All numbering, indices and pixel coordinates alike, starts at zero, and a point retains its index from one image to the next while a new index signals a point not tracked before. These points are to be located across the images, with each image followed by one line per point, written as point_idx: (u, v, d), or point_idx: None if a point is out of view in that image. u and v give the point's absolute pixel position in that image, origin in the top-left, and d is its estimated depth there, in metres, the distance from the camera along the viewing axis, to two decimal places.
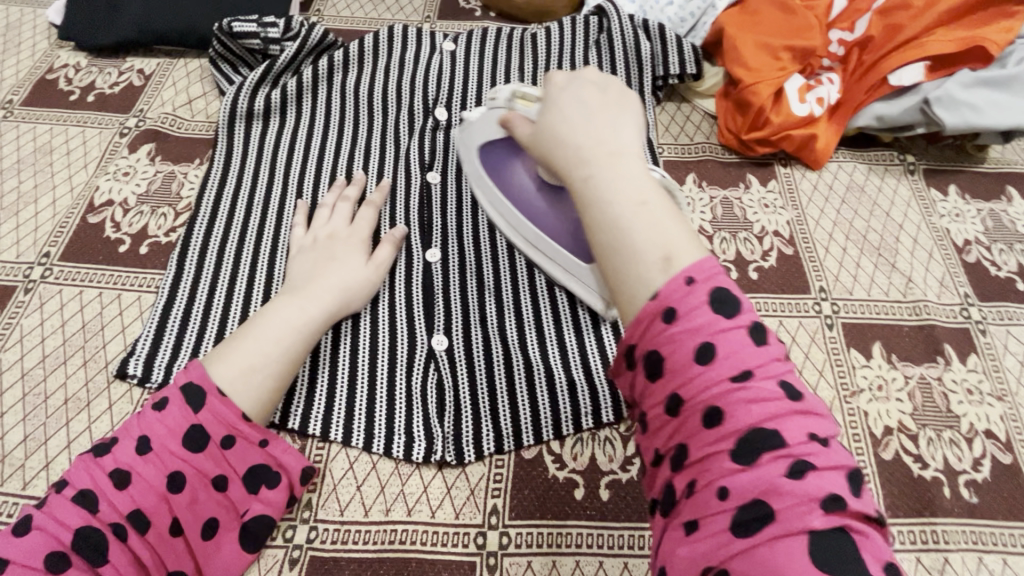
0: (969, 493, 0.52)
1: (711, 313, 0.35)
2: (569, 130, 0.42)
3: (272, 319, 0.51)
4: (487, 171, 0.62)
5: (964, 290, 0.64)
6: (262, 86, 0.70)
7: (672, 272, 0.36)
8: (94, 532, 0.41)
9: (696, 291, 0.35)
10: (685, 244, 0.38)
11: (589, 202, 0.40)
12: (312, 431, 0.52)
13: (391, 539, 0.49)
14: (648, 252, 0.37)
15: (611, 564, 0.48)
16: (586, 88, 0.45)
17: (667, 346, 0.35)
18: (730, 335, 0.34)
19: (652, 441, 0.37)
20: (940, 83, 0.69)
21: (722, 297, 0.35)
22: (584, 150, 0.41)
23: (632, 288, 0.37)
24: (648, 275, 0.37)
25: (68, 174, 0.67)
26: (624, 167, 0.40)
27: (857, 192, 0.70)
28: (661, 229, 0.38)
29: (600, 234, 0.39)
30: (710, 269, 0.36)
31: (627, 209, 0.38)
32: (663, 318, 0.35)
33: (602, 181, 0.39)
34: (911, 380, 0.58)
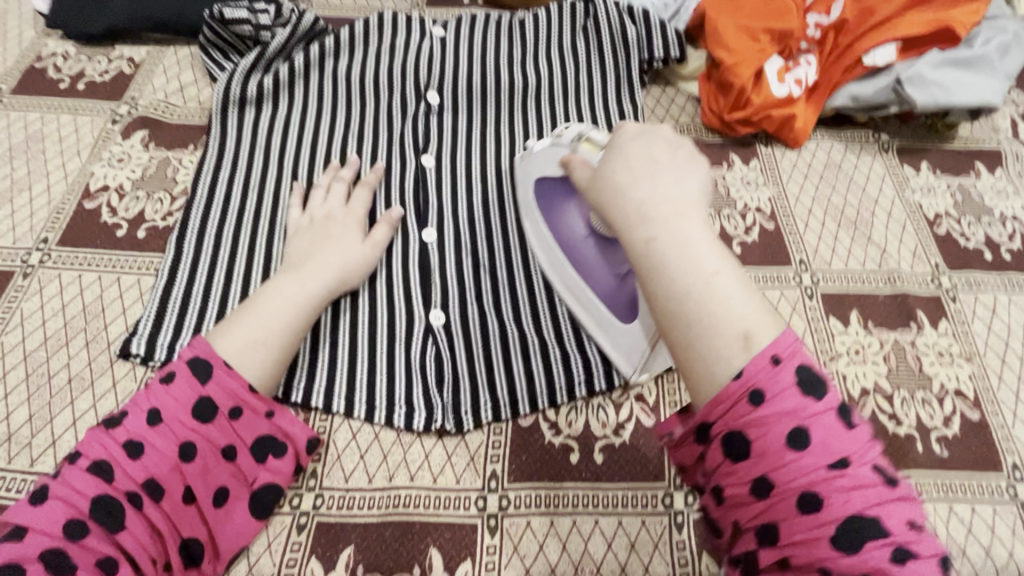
0: (940, 448, 0.55)
1: (801, 398, 0.36)
2: (633, 186, 0.43)
3: (276, 294, 0.53)
4: (541, 207, 0.60)
5: (935, 261, 0.67)
6: (254, 72, 0.71)
7: (753, 351, 0.37)
8: (109, 499, 0.42)
9: (784, 371, 0.37)
10: (760, 319, 0.38)
11: (653, 268, 0.40)
12: (315, 404, 0.54)
13: (395, 504, 0.50)
14: (725, 329, 0.38)
15: (607, 522, 0.50)
16: (656, 143, 0.45)
17: (757, 431, 0.36)
18: (822, 420, 0.36)
19: (733, 512, 0.39)
20: (911, 64, 0.72)
21: (804, 375, 0.37)
22: (649, 209, 0.41)
23: (705, 366, 0.38)
24: (727, 351, 0.37)
25: (62, 160, 0.68)
26: (687, 228, 0.40)
27: (834, 169, 0.73)
28: (735, 305, 0.38)
29: (668, 304, 0.39)
30: (789, 345, 0.38)
31: (697, 279, 0.38)
32: (751, 400, 0.37)
33: (667, 246, 0.40)
34: (886, 345, 0.61)
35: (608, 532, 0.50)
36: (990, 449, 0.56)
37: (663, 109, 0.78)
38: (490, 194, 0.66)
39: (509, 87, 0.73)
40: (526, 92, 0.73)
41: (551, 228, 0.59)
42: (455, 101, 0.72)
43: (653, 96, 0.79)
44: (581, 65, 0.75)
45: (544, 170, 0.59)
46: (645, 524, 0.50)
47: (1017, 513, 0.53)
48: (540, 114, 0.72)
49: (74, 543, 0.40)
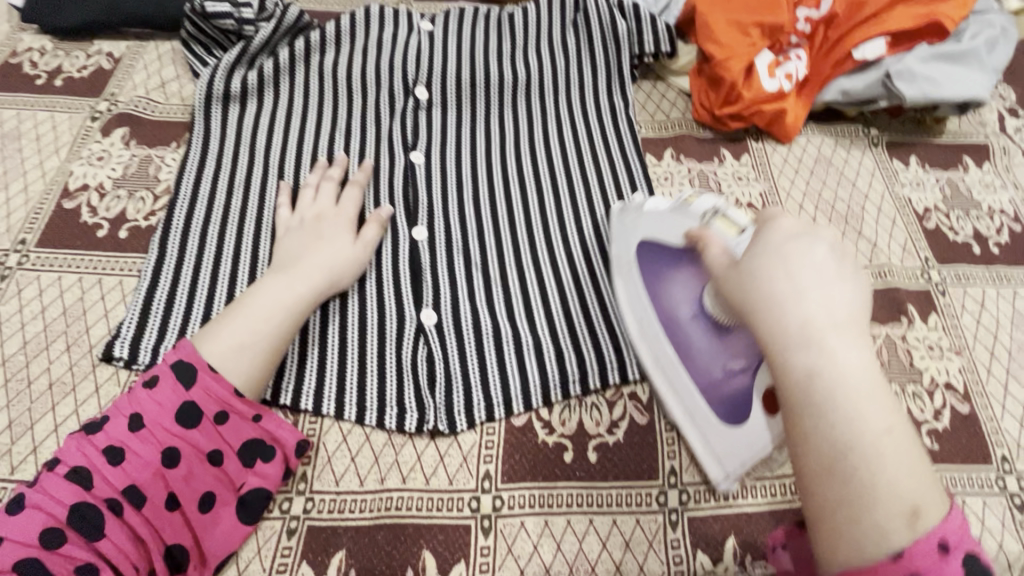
0: (931, 441, 0.56)
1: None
2: (800, 311, 0.40)
3: (263, 294, 0.52)
4: (644, 270, 0.57)
5: (925, 255, 0.67)
6: (238, 67, 0.69)
7: (918, 531, 0.35)
8: (89, 506, 0.42)
9: (951, 561, 0.34)
10: (926, 491, 0.36)
11: (811, 408, 0.38)
12: (304, 406, 0.53)
13: (387, 506, 0.50)
14: (895, 503, 0.35)
15: (602, 521, 0.50)
16: (825, 258, 0.42)
17: None
18: None
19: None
20: (900, 58, 0.72)
21: (970, 566, 0.35)
22: (815, 346, 0.38)
23: (855, 531, 0.35)
24: (892, 528, 0.35)
25: (39, 159, 0.66)
26: (853, 370, 0.38)
27: (825, 164, 0.73)
28: (906, 476, 0.36)
29: (824, 449, 0.37)
30: (959, 531, 0.36)
31: (857, 432, 0.36)
32: None
33: (832, 385, 0.37)
34: (878, 338, 0.61)
35: (603, 531, 0.50)
36: (979, 441, 0.56)
37: (654, 104, 0.77)
38: (481, 190, 0.65)
39: (500, 81, 0.72)
40: (517, 87, 0.72)
41: (653, 296, 0.56)
42: (444, 97, 0.71)
43: (644, 91, 0.78)
44: (572, 59, 0.74)
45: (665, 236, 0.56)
46: (640, 522, 0.50)
47: (1006, 504, 0.53)
48: (531, 109, 0.71)
49: (51, 552, 0.41)
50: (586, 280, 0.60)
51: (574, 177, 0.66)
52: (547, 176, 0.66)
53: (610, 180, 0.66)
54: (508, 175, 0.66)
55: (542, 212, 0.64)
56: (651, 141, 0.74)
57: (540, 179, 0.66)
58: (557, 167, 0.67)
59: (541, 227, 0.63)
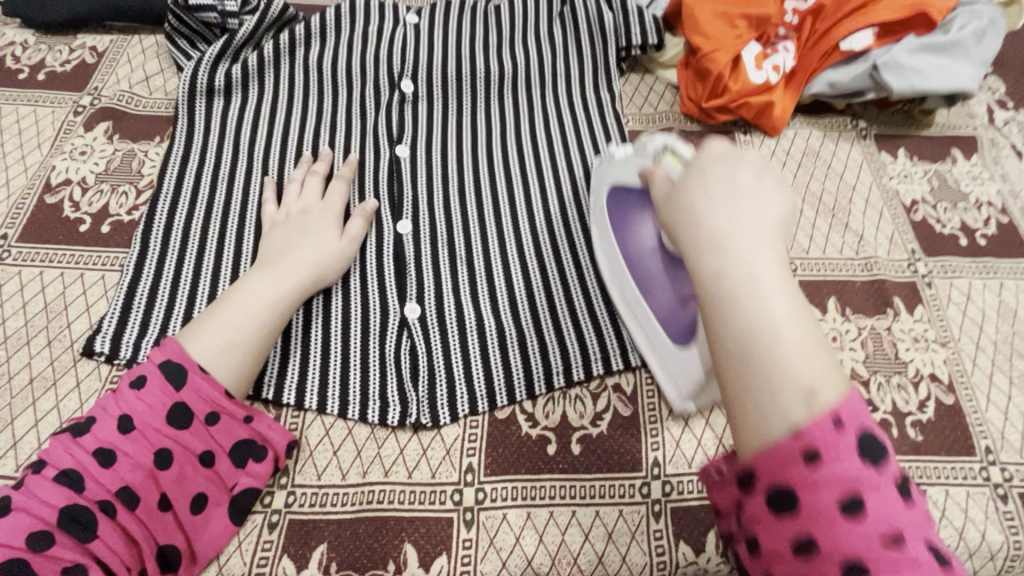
0: (915, 433, 0.56)
1: (862, 465, 0.35)
2: (711, 215, 0.42)
3: (249, 290, 0.52)
4: (613, 210, 0.59)
5: (911, 247, 0.67)
6: (222, 60, 0.69)
7: (816, 410, 0.36)
8: (79, 508, 0.42)
9: (846, 436, 0.36)
10: (826, 375, 0.37)
11: (721, 305, 0.39)
12: (286, 400, 0.53)
13: (369, 500, 0.50)
14: (791, 384, 0.37)
15: (584, 512, 0.50)
16: (743, 170, 0.44)
17: (807, 491, 0.35)
18: (881, 492, 0.35)
19: (769, 564, 0.38)
20: (888, 49, 0.71)
21: (864, 440, 0.36)
22: (723, 244, 0.41)
23: (761, 414, 0.37)
24: (789, 408, 0.36)
25: (21, 154, 0.65)
26: (759, 265, 0.40)
27: (812, 156, 0.73)
28: (804, 361, 0.37)
29: (731, 340, 0.39)
30: (856, 411, 0.36)
31: (763, 322, 0.38)
32: (805, 459, 0.36)
33: (738, 280, 0.39)
34: (863, 331, 0.61)
35: (585, 522, 0.50)
36: (963, 433, 0.56)
37: (642, 97, 0.77)
38: (466, 183, 0.65)
39: (486, 74, 0.72)
40: (503, 80, 0.72)
41: (618, 235, 0.57)
42: (430, 90, 0.70)
43: (632, 84, 0.78)
44: (558, 53, 0.74)
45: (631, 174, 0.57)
46: (623, 514, 0.50)
47: (989, 495, 0.53)
48: (517, 103, 0.71)
49: (40, 554, 0.40)
50: (572, 274, 0.60)
51: (560, 169, 0.66)
52: (532, 169, 0.66)
53: None
54: (494, 168, 0.66)
55: (528, 206, 0.64)
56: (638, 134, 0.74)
57: (526, 172, 0.66)
58: (543, 160, 0.67)
59: (527, 222, 0.63)
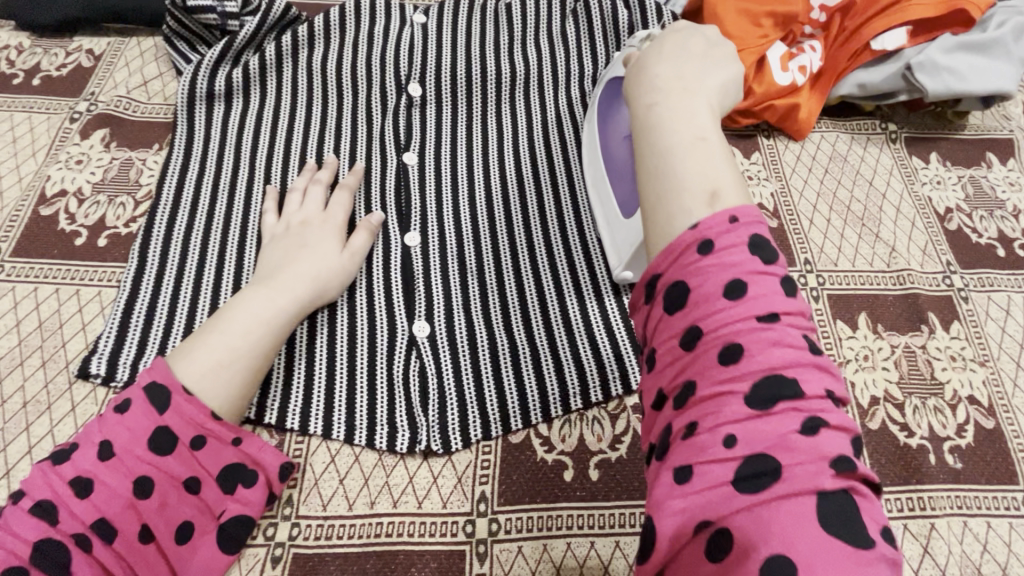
0: (953, 459, 0.53)
1: (750, 256, 0.32)
2: (653, 64, 0.42)
3: (242, 310, 0.49)
4: (601, 103, 0.61)
5: (946, 259, 0.63)
6: (223, 63, 0.66)
7: (716, 208, 0.34)
8: (54, 544, 0.39)
9: (739, 230, 0.32)
10: (730, 183, 0.35)
11: (644, 122, 0.39)
12: (290, 426, 0.50)
13: (377, 532, 0.47)
14: (691, 184, 0.35)
15: (604, 544, 0.47)
16: (696, 39, 0.44)
17: (694, 278, 0.32)
18: (764, 278, 0.31)
19: (658, 378, 0.33)
20: (921, 49, 0.68)
21: (760, 242, 0.33)
22: (658, 82, 0.40)
23: (661, 215, 0.35)
24: (688, 205, 0.34)
25: (16, 163, 0.63)
26: (691, 101, 0.39)
27: (840, 161, 0.69)
28: (708, 170, 0.35)
29: (647, 153, 0.37)
30: (753, 216, 0.33)
31: (682, 138, 0.37)
32: (698, 249, 0.32)
33: (667, 108, 0.38)
34: (897, 349, 0.58)
35: (606, 555, 0.47)
36: (1005, 459, 0.53)
37: None
38: (476, 191, 0.62)
39: (498, 76, 0.68)
40: (515, 81, 0.69)
41: (602, 124, 0.60)
42: (438, 93, 0.67)
43: None
44: (572, 53, 0.71)
45: (621, 69, 0.59)
46: None
47: None
48: (529, 105, 0.68)
49: None
50: (586, 288, 0.57)
51: (574, 175, 0.63)
52: (546, 176, 0.63)
53: None
54: (506, 175, 0.63)
55: (540, 216, 0.61)
56: None
57: (539, 179, 0.63)
58: (556, 166, 0.63)
59: (539, 231, 0.60)
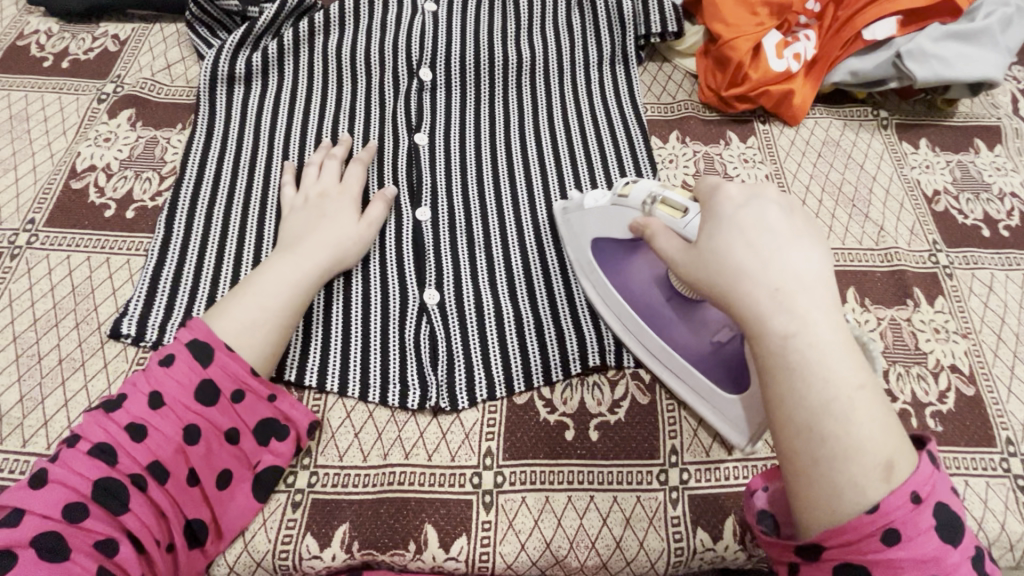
0: (935, 423, 0.56)
1: (941, 542, 0.37)
2: (769, 279, 0.40)
3: (270, 274, 0.52)
4: (602, 268, 0.56)
5: (933, 238, 0.66)
6: (243, 48, 0.69)
7: (892, 484, 0.37)
8: (113, 481, 0.43)
9: (921, 512, 0.36)
10: (895, 443, 0.38)
11: (794, 375, 0.38)
12: (308, 382, 0.53)
13: (389, 481, 0.50)
14: (868, 458, 0.37)
15: (603, 498, 0.50)
16: (782, 222, 0.42)
17: (889, 571, 0.36)
18: (958, 570, 0.37)
19: None
20: (912, 37, 0.70)
21: (936, 513, 0.37)
22: (786, 313, 0.39)
23: (833, 488, 0.37)
24: (867, 485, 0.37)
25: (47, 140, 0.67)
26: (825, 331, 0.39)
27: (832, 146, 0.72)
28: (878, 434, 0.37)
29: (803, 414, 0.38)
30: (927, 481, 0.37)
31: (836, 395, 0.38)
32: (886, 540, 0.36)
33: (806, 348, 0.38)
34: (883, 321, 0.61)
35: (604, 507, 0.50)
36: (984, 424, 0.56)
37: (660, 86, 0.77)
38: (485, 175, 0.65)
39: (504, 62, 0.72)
40: (522, 69, 0.72)
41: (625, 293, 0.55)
42: (448, 78, 0.71)
43: (650, 73, 0.78)
44: (577, 41, 0.74)
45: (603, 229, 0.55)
46: (640, 500, 0.50)
47: (1009, 486, 0.53)
48: (535, 91, 0.71)
49: (73, 525, 0.41)
50: None
51: (577, 159, 0.66)
52: (551, 156, 0.66)
53: (613, 161, 0.66)
54: (513, 157, 0.66)
55: (544, 193, 0.64)
56: (656, 123, 0.73)
57: (544, 160, 0.66)
58: (561, 148, 0.67)
59: (543, 208, 0.63)
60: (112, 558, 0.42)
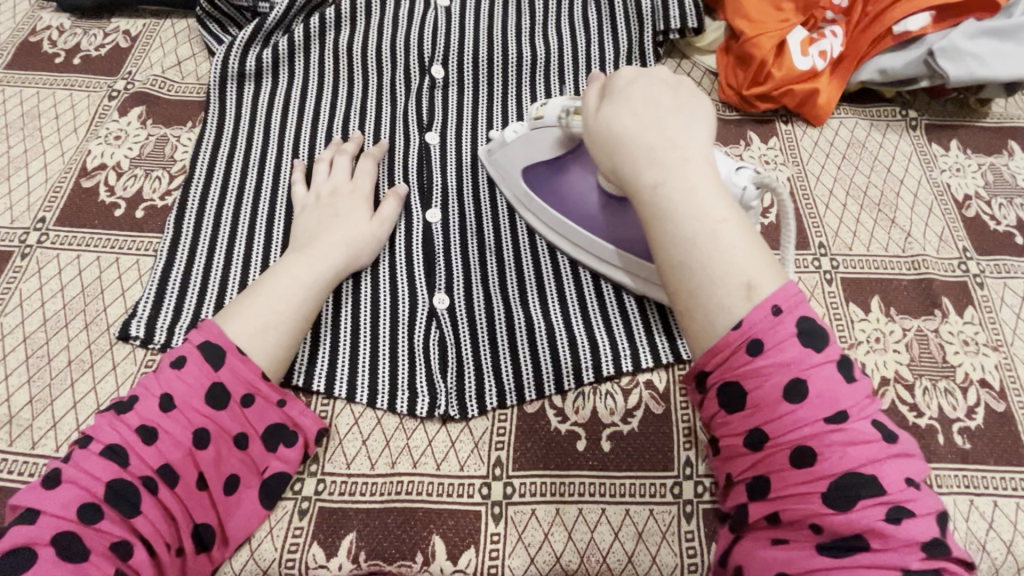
0: (962, 440, 0.53)
1: (800, 347, 0.38)
2: (640, 132, 0.44)
3: (283, 276, 0.52)
4: (538, 193, 0.58)
5: (963, 245, 0.64)
6: (253, 45, 0.68)
7: (754, 301, 0.39)
8: (124, 484, 0.42)
9: (784, 322, 0.38)
10: (760, 268, 0.40)
11: (663, 212, 0.42)
12: (316, 388, 0.53)
13: (398, 490, 0.50)
14: (729, 277, 0.40)
15: (614, 511, 0.49)
16: (659, 88, 0.46)
17: (753, 379, 0.38)
18: (821, 371, 0.38)
19: (729, 464, 0.41)
20: (945, 34, 0.67)
21: (803, 326, 0.38)
22: (655, 157, 0.43)
23: (692, 302, 0.40)
24: (730, 303, 0.39)
25: (58, 138, 0.66)
26: (692, 172, 0.42)
27: (858, 147, 0.70)
28: (739, 258, 0.40)
29: (674, 245, 0.41)
30: (792, 297, 0.39)
31: (702, 226, 0.41)
32: (749, 350, 0.38)
33: (674, 189, 0.41)
34: (908, 332, 0.58)
35: (616, 521, 0.49)
36: (1015, 442, 0.53)
37: None
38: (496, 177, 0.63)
39: (519, 59, 0.70)
40: (536, 65, 0.70)
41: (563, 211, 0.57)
42: (460, 75, 0.69)
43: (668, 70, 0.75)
44: (592, 37, 0.72)
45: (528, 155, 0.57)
46: (653, 513, 0.49)
47: None
48: (549, 89, 0.69)
49: (87, 526, 0.41)
50: None
51: None
52: None
53: None
54: None
55: None
56: None
57: None
58: None
59: None
60: (126, 561, 0.41)
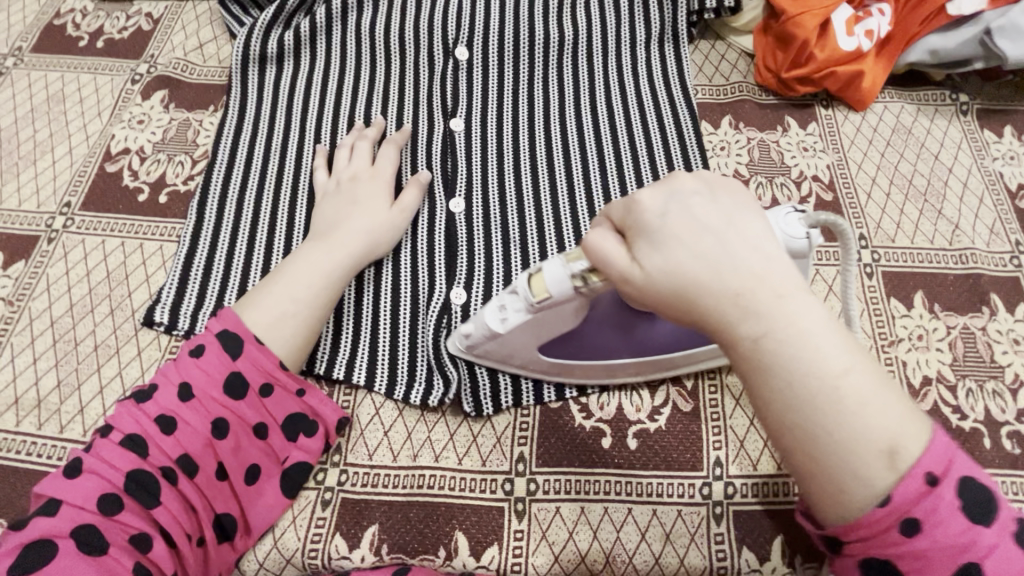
0: (1011, 445, 0.50)
1: (969, 525, 0.32)
2: (710, 271, 0.34)
3: (303, 263, 0.51)
4: (559, 354, 0.50)
5: (1015, 238, 0.60)
6: (275, 26, 0.67)
7: (900, 468, 0.32)
8: (145, 474, 0.42)
9: (942, 492, 0.32)
10: (897, 418, 0.33)
11: (766, 370, 0.34)
12: (336, 376, 0.52)
13: (420, 484, 0.49)
14: (870, 445, 0.32)
15: (641, 511, 0.48)
16: (698, 202, 0.37)
17: (920, 564, 0.32)
18: (997, 553, 0.32)
19: None
20: (1004, 11, 0.63)
21: (964, 492, 0.33)
22: (744, 301, 0.34)
23: (837, 487, 0.33)
24: (876, 475, 0.32)
25: (83, 122, 0.66)
26: (794, 312, 0.34)
27: (903, 133, 0.66)
28: (876, 415, 0.33)
29: (792, 413, 0.33)
30: (944, 457, 0.33)
31: (822, 383, 0.33)
32: (904, 530, 0.32)
33: (780, 341, 0.33)
34: (954, 330, 0.55)
35: (642, 521, 0.47)
36: None
37: (712, 67, 0.71)
38: (522, 164, 0.61)
39: (545, 41, 0.68)
40: (563, 47, 0.68)
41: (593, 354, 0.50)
42: (485, 58, 0.67)
43: (701, 52, 0.72)
44: (622, 16, 0.69)
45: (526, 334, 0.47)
46: (682, 515, 0.47)
47: None
48: (577, 73, 0.67)
49: (109, 518, 0.41)
50: None
51: (621, 148, 0.62)
52: (592, 143, 0.62)
53: (659, 147, 0.62)
54: (551, 144, 0.62)
55: (584, 182, 0.60)
56: (707, 107, 0.68)
57: (585, 146, 0.62)
58: (603, 135, 0.63)
59: (585, 202, 0.59)
60: (146, 554, 0.41)
